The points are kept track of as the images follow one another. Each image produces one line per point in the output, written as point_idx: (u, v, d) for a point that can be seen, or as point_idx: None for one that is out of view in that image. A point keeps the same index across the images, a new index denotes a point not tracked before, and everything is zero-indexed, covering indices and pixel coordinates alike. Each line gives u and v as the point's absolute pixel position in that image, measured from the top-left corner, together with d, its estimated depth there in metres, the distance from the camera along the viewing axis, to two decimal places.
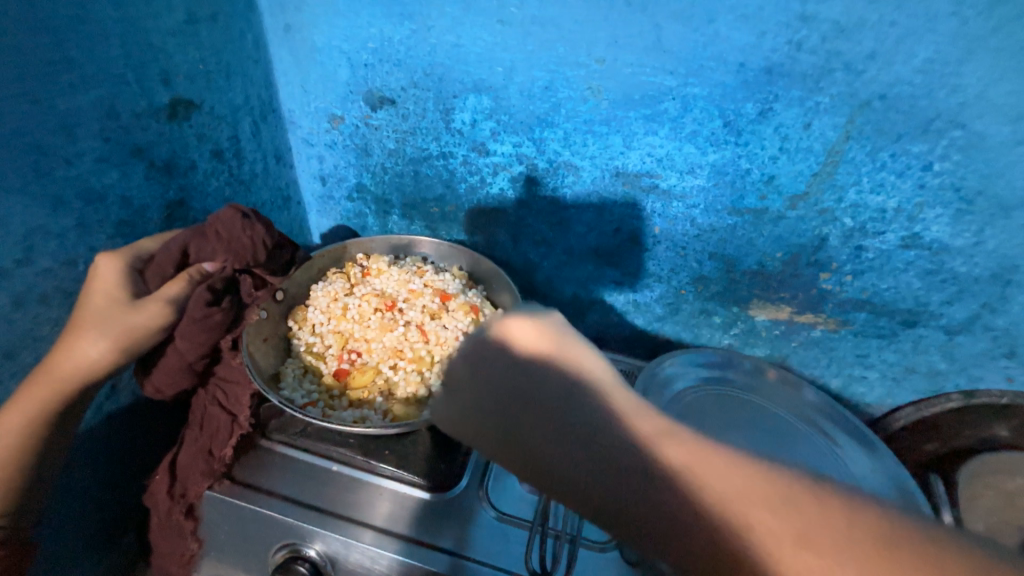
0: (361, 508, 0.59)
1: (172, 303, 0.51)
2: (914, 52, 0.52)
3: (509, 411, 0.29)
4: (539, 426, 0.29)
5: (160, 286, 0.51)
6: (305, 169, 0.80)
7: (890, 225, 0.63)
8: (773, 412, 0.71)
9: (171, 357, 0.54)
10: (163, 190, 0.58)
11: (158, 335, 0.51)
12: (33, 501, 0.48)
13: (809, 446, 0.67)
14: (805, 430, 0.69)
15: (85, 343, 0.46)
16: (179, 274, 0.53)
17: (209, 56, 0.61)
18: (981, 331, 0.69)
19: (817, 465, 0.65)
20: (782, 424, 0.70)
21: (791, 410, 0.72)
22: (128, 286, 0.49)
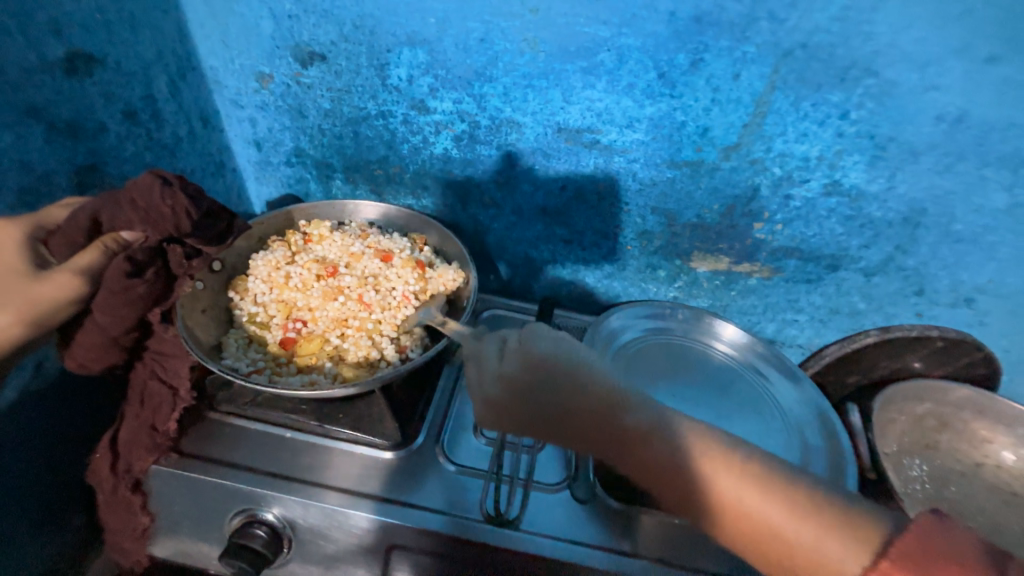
0: (317, 471, 0.60)
1: (85, 274, 0.49)
2: (831, 0, 0.54)
3: (542, 393, 0.49)
4: (561, 402, 0.48)
5: (70, 256, 0.49)
6: (237, 133, 0.75)
7: (814, 173, 0.66)
8: (713, 358, 0.76)
9: (93, 332, 0.53)
10: (70, 154, 0.54)
11: (72, 309, 0.49)
12: None
13: (743, 386, 0.73)
14: (740, 372, 0.74)
15: None
16: (91, 243, 0.50)
17: (108, 4, 0.56)
18: (895, 271, 0.75)
19: (750, 403, 0.71)
20: (720, 369, 0.75)
21: (729, 355, 0.76)
22: (30, 257, 0.46)
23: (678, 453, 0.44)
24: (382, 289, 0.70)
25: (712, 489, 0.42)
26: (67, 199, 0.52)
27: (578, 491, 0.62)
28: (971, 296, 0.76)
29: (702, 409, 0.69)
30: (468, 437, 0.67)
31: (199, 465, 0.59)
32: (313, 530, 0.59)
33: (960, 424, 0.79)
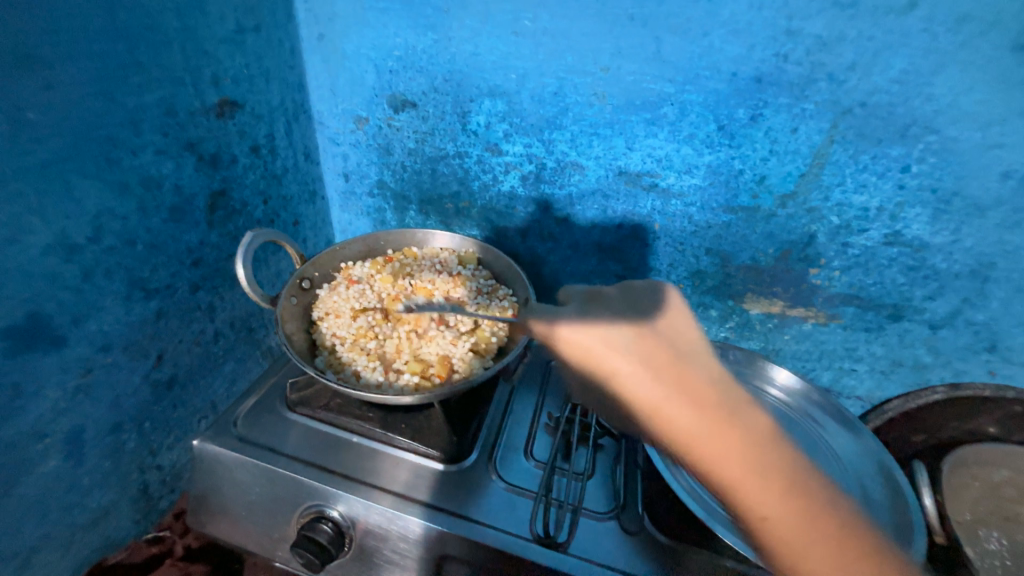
0: (379, 475, 0.64)
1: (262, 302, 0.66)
2: (890, 65, 0.57)
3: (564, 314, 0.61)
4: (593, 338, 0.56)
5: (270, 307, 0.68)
6: (331, 166, 0.86)
7: (873, 223, 0.68)
8: (770, 404, 0.75)
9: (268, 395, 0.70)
10: (209, 181, 0.64)
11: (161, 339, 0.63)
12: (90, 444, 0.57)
13: (799, 434, 0.71)
14: (798, 420, 0.73)
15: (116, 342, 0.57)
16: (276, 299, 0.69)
17: (253, 62, 0.68)
18: (963, 325, 0.74)
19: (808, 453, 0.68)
20: (777, 414, 0.73)
21: (786, 404, 0.75)
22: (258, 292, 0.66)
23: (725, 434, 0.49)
24: (453, 325, 0.75)
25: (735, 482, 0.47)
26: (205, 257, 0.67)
27: (626, 522, 0.63)
28: None
29: None
30: (519, 459, 0.69)
31: (279, 459, 0.64)
32: (374, 539, 0.60)
33: None
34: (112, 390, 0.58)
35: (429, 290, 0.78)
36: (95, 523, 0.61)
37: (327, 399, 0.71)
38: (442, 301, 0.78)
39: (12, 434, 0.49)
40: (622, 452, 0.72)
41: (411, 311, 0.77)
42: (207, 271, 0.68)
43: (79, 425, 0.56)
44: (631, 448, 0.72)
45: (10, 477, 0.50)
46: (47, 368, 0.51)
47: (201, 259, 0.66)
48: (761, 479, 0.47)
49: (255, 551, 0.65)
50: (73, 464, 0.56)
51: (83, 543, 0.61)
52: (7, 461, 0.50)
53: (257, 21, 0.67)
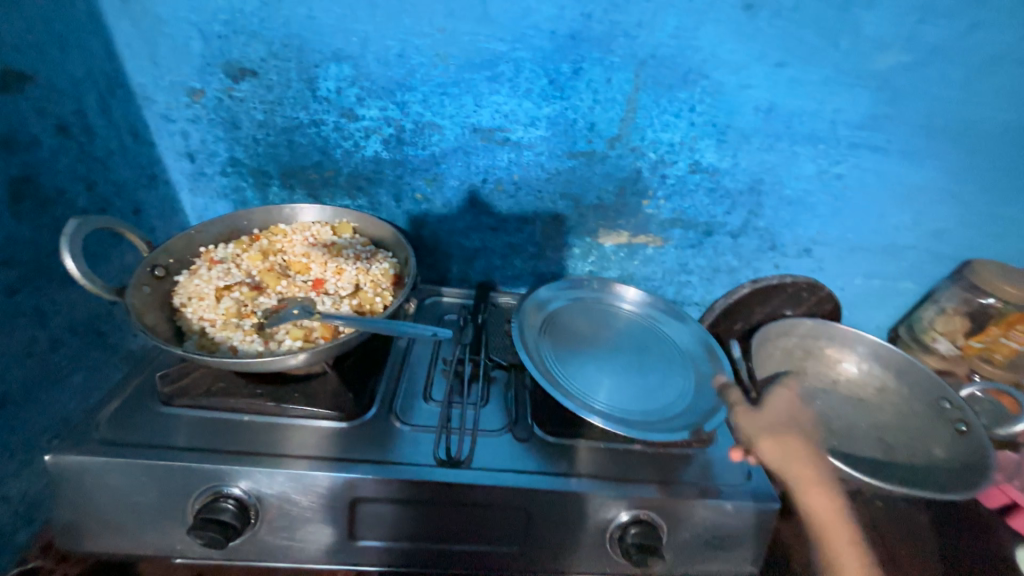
0: (279, 444, 0.65)
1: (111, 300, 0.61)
2: (666, 23, 0.72)
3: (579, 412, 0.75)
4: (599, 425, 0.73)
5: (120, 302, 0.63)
6: (168, 146, 0.79)
7: (679, 155, 0.84)
8: (625, 317, 0.91)
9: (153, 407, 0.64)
10: (4, 166, 0.56)
11: None
12: None
13: (648, 337, 0.88)
14: (645, 325, 0.90)
15: None
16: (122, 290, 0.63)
17: (38, 26, 0.59)
18: (752, 232, 0.96)
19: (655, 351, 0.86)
20: (630, 324, 0.90)
21: (636, 315, 0.92)
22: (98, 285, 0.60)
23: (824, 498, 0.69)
24: (334, 291, 0.76)
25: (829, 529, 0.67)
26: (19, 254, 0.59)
27: (518, 432, 0.73)
28: (809, 247, 0.99)
29: (626, 360, 0.83)
30: (419, 403, 0.75)
31: (160, 452, 0.61)
32: (281, 503, 0.62)
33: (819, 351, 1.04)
34: None
35: (306, 262, 0.78)
36: None
37: (208, 385, 0.69)
38: (321, 270, 0.78)
39: None
40: (511, 380, 0.82)
41: (289, 284, 0.76)
42: (24, 270, 0.59)
43: None
44: (519, 375, 0.83)
45: None
46: None
47: (12, 256, 0.58)
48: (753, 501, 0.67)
49: (150, 553, 0.62)
50: None
51: None
52: None
53: None
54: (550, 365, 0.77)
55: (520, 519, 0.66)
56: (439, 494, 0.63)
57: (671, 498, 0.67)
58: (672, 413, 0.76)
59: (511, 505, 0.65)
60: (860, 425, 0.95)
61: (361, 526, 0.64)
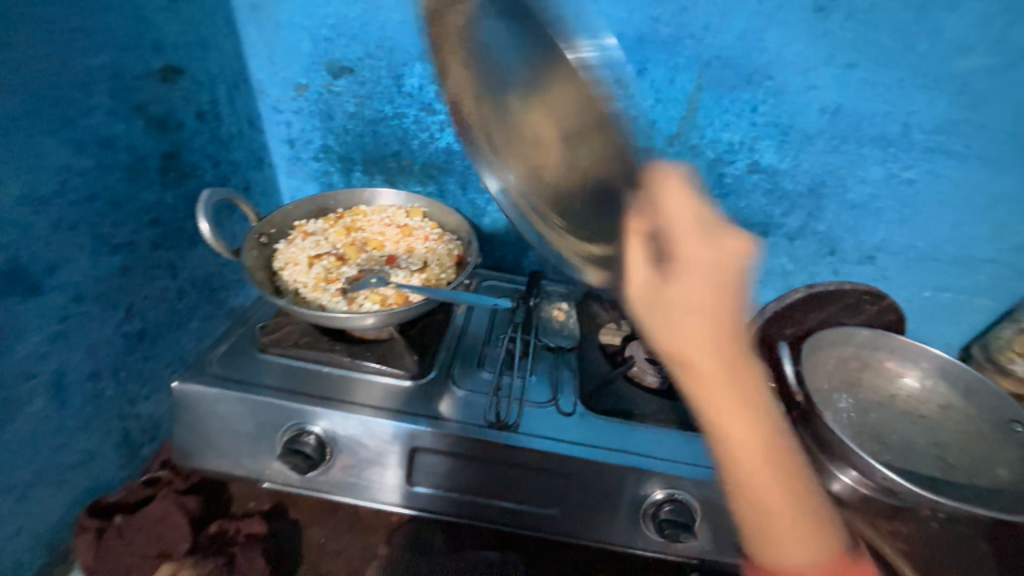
0: (353, 394, 0.74)
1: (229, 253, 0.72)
2: (732, 25, 0.75)
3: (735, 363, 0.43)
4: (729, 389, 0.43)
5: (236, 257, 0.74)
6: (274, 134, 0.92)
7: (738, 155, 0.86)
8: None
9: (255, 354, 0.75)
10: (159, 143, 0.69)
11: (127, 293, 0.68)
12: (71, 388, 0.62)
13: None
14: None
15: (88, 292, 0.62)
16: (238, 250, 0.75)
17: (190, 30, 0.72)
18: (811, 235, 0.95)
19: None
20: None
21: None
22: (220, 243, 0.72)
23: (786, 474, 0.44)
24: (405, 266, 0.85)
25: (754, 484, 0.44)
26: (163, 217, 0.72)
27: (563, 407, 0.78)
28: (872, 254, 0.96)
29: None
30: (473, 373, 0.82)
31: (259, 389, 0.71)
32: (352, 444, 0.71)
33: (876, 363, 1.01)
34: (89, 337, 0.63)
35: (383, 239, 0.88)
36: (83, 464, 0.66)
37: (296, 339, 0.79)
38: (395, 247, 0.87)
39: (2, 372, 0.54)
40: (558, 361, 0.87)
41: (368, 257, 0.86)
42: (165, 229, 0.72)
43: (60, 369, 0.60)
44: (566, 358, 0.88)
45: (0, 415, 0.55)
46: (26, 313, 0.55)
47: (159, 218, 0.71)
48: (773, 471, 0.44)
49: (243, 475, 0.73)
50: (59, 405, 0.61)
51: (73, 484, 0.66)
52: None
53: None
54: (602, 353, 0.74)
55: (560, 485, 0.71)
56: (488, 452, 0.70)
57: (707, 483, 0.70)
58: None
59: (552, 471, 0.70)
60: (917, 442, 0.91)
61: (416, 472, 0.72)
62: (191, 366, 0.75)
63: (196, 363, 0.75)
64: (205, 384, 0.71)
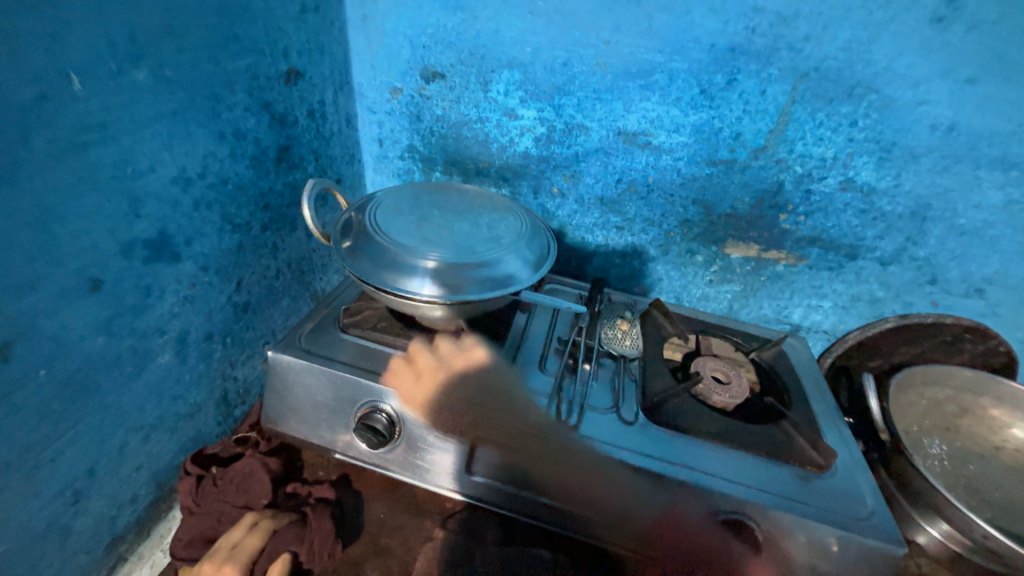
0: (422, 379, 0.78)
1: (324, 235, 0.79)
2: (837, 35, 0.71)
3: None
4: None
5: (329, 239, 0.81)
6: (367, 132, 1.00)
7: (830, 171, 0.81)
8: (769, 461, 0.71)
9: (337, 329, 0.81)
10: (277, 137, 0.78)
11: (240, 267, 0.76)
12: (190, 346, 0.71)
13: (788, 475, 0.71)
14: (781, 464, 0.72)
15: (213, 263, 0.71)
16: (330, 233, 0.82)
17: (311, 37, 0.81)
18: (908, 261, 0.88)
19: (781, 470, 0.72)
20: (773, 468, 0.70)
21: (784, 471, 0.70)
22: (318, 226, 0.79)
23: None
24: None
25: None
26: (274, 202, 0.80)
27: (623, 414, 0.77)
28: (981, 286, 0.87)
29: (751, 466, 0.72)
30: (534, 371, 0.84)
31: (340, 365, 0.77)
32: (418, 425, 0.75)
33: (978, 411, 0.91)
34: (207, 304, 0.72)
35: None
36: (191, 416, 0.75)
37: (374, 322, 0.85)
38: None
39: (145, 325, 0.63)
40: (619, 370, 0.86)
41: None
42: (273, 214, 0.81)
43: (185, 329, 0.69)
44: (627, 367, 0.87)
45: (140, 362, 0.64)
46: (167, 276, 0.64)
47: (270, 203, 0.79)
48: None
49: (319, 444, 0.79)
50: (180, 360, 0.70)
51: (183, 431, 0.75)
52: (140, 347, 0.63)
53: (315, 3, 0.80)
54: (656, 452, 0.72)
55: (616, 493, 0.70)
56: (546, 450, 0.71)
57: (774, 510, 0.66)
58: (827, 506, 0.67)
59: (610, 475, 0.70)
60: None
61: (475, 461, 0.75)
62: (284, 338, 0.83)
63: (288, 336, 0.82)
64: (296, 354, 0.78)
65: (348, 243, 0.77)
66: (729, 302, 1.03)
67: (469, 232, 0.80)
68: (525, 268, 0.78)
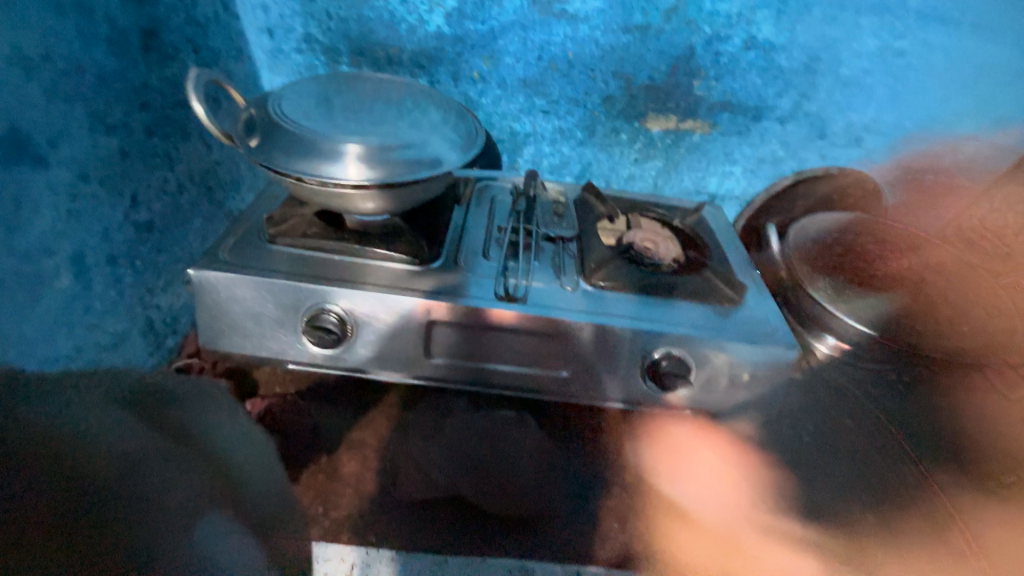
0: (366, 277, 0.77)
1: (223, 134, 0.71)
2: None
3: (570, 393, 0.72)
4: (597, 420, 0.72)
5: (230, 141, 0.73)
6: (252, 21, 0.87)
7: (735, 29, 0.85)
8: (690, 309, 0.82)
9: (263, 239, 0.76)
10: (138, 17, 0.66)
11: (130, 178, 0.67)
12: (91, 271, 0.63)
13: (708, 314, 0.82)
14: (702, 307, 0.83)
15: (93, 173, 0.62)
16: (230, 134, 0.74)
17: None
18: (802, 117, 0.96)
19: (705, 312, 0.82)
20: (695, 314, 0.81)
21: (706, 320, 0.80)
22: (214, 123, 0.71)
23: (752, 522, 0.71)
24: None
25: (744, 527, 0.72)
26: (153, 102, 0.70)
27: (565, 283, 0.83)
28: (860, 135, 0.98)
29: (681, 314, 0.81)
30: (478, 259, 0.85)
31: (275, 274, 0.74)
32: (371, 321, 0.75)
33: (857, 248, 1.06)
34: (100, 221, 0.64)
35: None
36: (115, 347, 0.70)
37: (303, 230, 0.81)
38: None
39: (25, 245, 0.55)
40: (559, 249, 0.91)
41: None
42: (157, 116, 0.71)
43: (79, 250, 0.61)
44: (565, 246, 0.92)
45: (32, 287, 0.56)
46: (38, 185, 0.55)
47: (149, 102, 0.69)
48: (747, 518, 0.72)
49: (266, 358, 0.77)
50: (84, 285, 0.63)
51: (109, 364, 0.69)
52: (28, 270, 0.56)
53: None
54: (601, 310, 0.79)
55: (568, 350, 0.77)
56: (500, 324, 0.75)
57: (701, 339, 0.76)
58: (745, 337, 0.78)
59: (560, 336, 0.76)
60: None
61: (433, 345, 0.77)
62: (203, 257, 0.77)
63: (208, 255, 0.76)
64: (222, 270, 0.73)
65: (256, 141, 0.70)
66: (653, 179, 1.08)
67: (390, 119, 0.77)
68: (453, 149, 0.77)
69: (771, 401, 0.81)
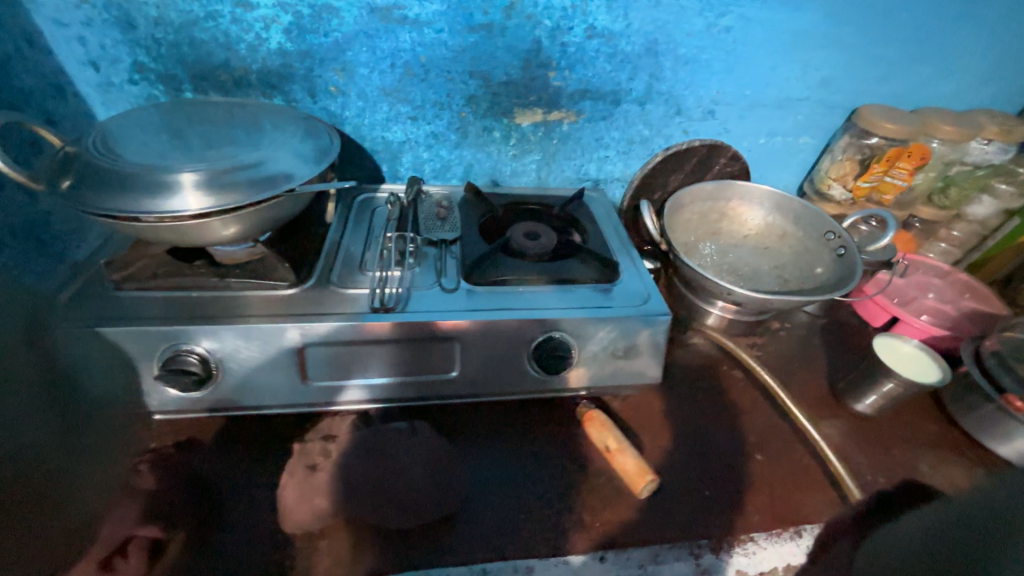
0: (229, 309, 0.73)
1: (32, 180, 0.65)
2: None
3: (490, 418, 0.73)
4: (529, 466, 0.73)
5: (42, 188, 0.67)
6: (69, 54, 0.81)
7: (573, 19, 0.89)
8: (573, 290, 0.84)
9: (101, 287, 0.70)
10: None
11: None
12: None
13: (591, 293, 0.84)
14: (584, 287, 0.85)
15: None
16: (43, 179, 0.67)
17: None
18: (657, 97, 1.02)
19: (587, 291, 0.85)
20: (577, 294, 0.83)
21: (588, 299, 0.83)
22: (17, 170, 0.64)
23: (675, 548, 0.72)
24: None
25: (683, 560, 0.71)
26: None
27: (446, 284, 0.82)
28: (712, 108, 1.06)
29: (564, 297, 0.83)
30: (355, 273, 0.83)
31: (120, 321, 0.69)
32: (240, 354, 0.71)
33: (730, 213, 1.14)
34: None
35: None
36: None
37: (154, 270, 0.76)
38: None
39: None
40: (441, 252, 0.90)
41: None
42: None
43: None
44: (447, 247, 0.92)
45: None
46: None
47: None
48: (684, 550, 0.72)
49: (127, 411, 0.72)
50: None
51: None
52: None
53: None
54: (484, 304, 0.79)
55: (455, 350, 0.77)
56: (378, 335, 0.73)
57: (582, 320, 0.78)
58: (625, 310, 0.81)
59: (443, 338, 0.75)
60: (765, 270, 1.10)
61: (314, 368, 0.74)
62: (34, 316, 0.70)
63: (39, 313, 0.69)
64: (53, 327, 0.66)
65: (73, 183, 0.65)
66: (536, 172, 1.10)
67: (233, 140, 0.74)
68: (305, 162, 0.75)
69: (657, 367, 0.85)
